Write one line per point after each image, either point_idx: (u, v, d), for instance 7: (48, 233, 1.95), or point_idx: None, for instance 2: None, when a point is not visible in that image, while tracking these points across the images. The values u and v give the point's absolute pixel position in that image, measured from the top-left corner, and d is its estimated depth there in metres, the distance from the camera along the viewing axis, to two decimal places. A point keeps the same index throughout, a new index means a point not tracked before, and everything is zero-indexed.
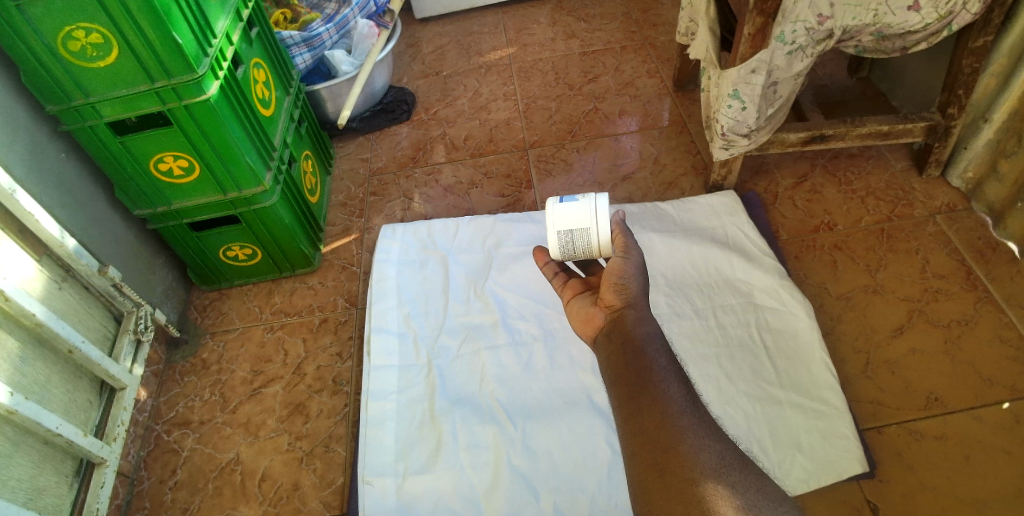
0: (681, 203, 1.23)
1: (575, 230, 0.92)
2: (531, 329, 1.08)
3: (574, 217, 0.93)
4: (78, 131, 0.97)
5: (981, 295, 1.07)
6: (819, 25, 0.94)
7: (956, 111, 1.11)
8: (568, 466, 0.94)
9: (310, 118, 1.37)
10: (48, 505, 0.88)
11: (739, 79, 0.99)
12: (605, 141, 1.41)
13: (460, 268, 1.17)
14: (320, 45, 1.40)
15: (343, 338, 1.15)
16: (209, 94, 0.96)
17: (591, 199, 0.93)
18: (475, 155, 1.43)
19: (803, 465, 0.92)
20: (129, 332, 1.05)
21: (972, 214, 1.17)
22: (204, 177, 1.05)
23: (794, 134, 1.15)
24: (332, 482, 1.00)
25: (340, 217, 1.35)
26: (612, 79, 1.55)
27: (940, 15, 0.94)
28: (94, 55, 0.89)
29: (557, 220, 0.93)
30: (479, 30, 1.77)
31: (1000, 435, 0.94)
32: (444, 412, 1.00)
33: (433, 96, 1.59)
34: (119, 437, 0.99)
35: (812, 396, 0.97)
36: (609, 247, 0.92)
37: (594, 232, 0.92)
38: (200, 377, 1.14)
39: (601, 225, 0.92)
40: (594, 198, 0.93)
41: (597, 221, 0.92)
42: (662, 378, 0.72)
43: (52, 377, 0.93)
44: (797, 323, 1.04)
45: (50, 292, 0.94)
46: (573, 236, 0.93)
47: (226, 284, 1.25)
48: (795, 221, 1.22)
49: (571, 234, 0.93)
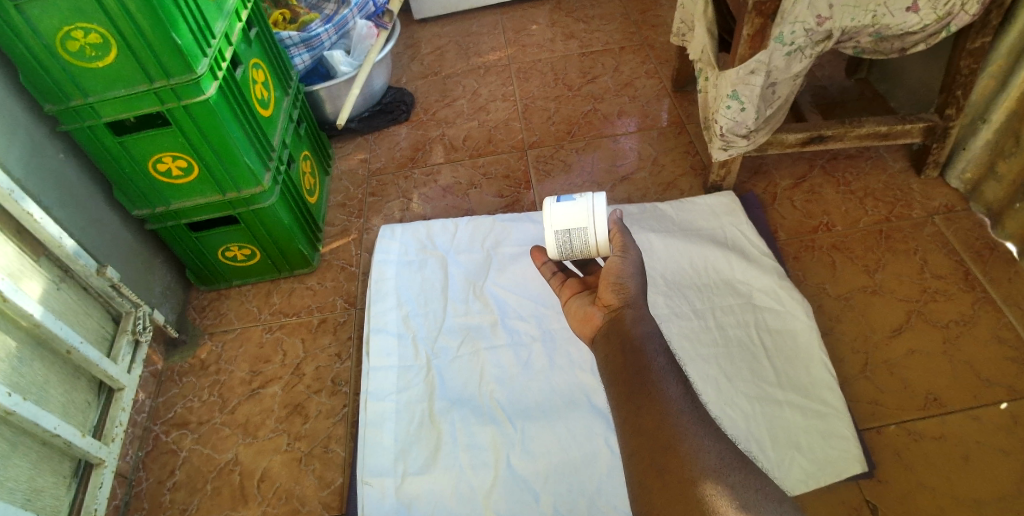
0: (681, 204, 1.23)
1: (573, 229, 0.92)
2: (530, 330, 1.08)
3: (571, 216, 0.92)
4: (77, 131, 0.97)
5: (979, 296, 1.07)
6: (818, 26, 0.94)
7: (955, 112, 1.12)
8: (568, 466, 0.94)
9: (309, 118, 1.37)
10: (46, 506, 0.88)
11: (738, 80, 1.00)
12: (605, 142, 1.41)
13: (460, 268, 1.17)
14: (319, 46, 1.40)
15: (342, 338, 1.15)
16: (208, 94, 0.96)
17: (587, 199, 0.93)
18: (475, 156, 1.43)
19: (802, 465, 0.92)
20: (127, 332, 1.05)
21: (970, 214, 1.17)
22: (203, 177, 1.05)
23: (793, 135, 1.15)
24: (331, 483, 1.00)
25: (339, 217, 1.35)
26: (611, 80, 1.55)
27: (938, 16, 0.94)
28: (93, 54, 0.89)
29: (555, 220, 0.93)
30: (478, 30, 1.77)
31: (999, 435, 0.94)
32: (443, 412, 1.00)
33: (433, 96, 1.59)
34: (117, 438, 0.99)
35: (811, 397, 0.97)
36: (607, 246, 0.92)
37: (592, 232, 0.91)
38: (199, 377, 1.13)
39: (599, 226, 0.92)
40: (592, 197, 0.93)
41: (594, 221, 0.92)
42: (661, 378, 0.72)
43: (50, 378, 0.92)
44: (796, 323, 1.04)
45: (48, 292, 0.94)
46: (571, 236, 0.92)
47: (225, 284, 1.25)
48: (794, 222, 1.22)
49: (569, 234, 0.92)
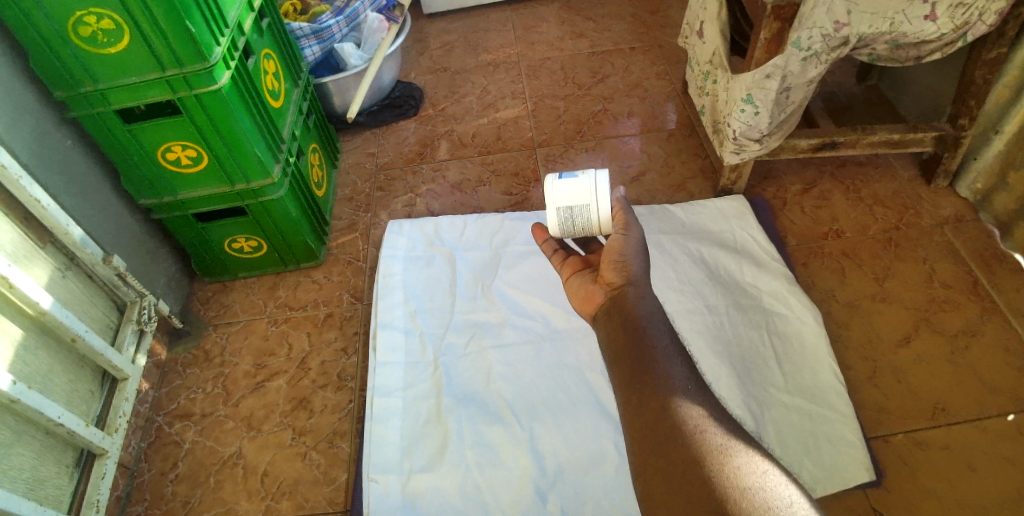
0: (690, 207, 1.23)
1: (574, 207, 0.90)
2: (538, 327, 1.08)
3: (573, 192, 0.90)
4: (86, 118, 0.96)
5: (987, 306, 1.08)
6: (836, 32, 0.93)
7: (967, 122, 1.12)
8: (575, 467, 0.94)
9: (317, 110, 1.36)
10: (48, 496, 0.87)
11: (754, 84, 1.00)
12: (613, 142, 1.41)
13: (467, 265, 1.17)
14: (329, 38, 1.39)
15: (348, 333, 1.14)
16: (221, 84, 0.95)
17: (591, 174, 0.91)
18: (483, 153, 1.42)
19: (809, 471, 0.92)
20: (132, 321, 1.03)
21: (979, 225, 1.18)
22: (212, 167, 1.04)
23: (805, 140, 1.15)
24: (335, 479, 0.99)
25: (346, 211, 1.34)
26: (620, 81, 1.55)
27: (956, 25, 0.93)
28: (105, 41, 0.88)
29: (556, 196, 0.91)
30: (487, 27, 1.76)
31: (1005, 445, 0.94)
32: (449, 410, 1.00)
33: (441, 92, 1.58)
34: (120, 428, 0.98)
35: (819, 403, 0.97)
36: (610, 223, 0.91)
37: (593, 209, 0.90)
38: (202, 369, 1.12)
39: (602, 202, 0.90)
40: (595, 174, 0.90)
41: (598, 197, 0.90)
42: (666, 360, 0.71)
43: (55, 367, 0.91)
44: (804, 329, 1.04)
45: (54, 280, 0.93)
46: (572, 213, 0.90)
47: (230, 276, 1.24)
48: (803, 227, 1.22)
49: (570, 211, 0.90)
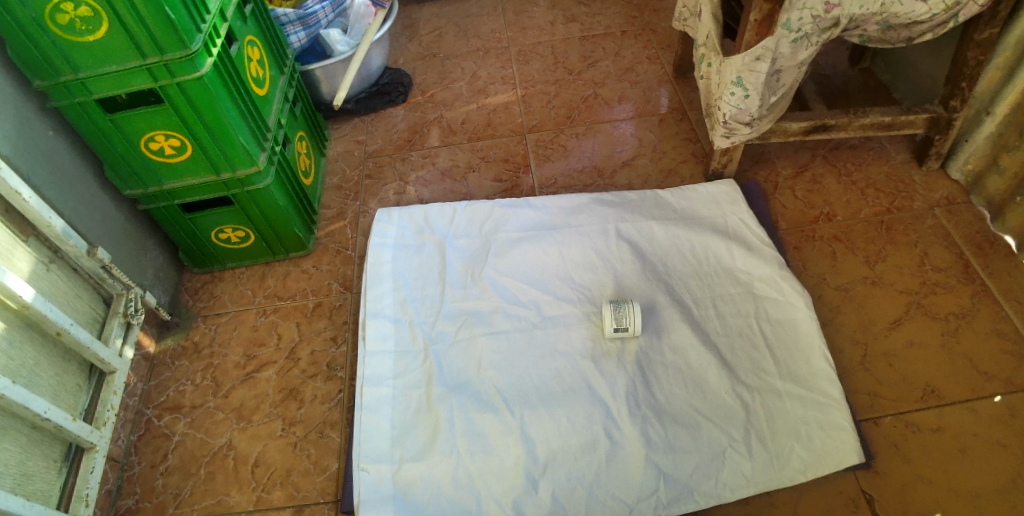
0: (681, 191, 1.21)
1: (620, 312, 1.02)
2: (530, 315, 1.07)
3: (622, 307, 1.02)
4: (67, 106, 0.94)
5: (979, 288, 1.07)
6: (826, 13, 0.92)
7: (959, 104, 1.11)
8: (568, 453, 0.93)
9: (304, 98, 1.34)
10: (37, 490, 0.87)
11: (744, 67, 0.98)
12: (604, 127, 1.40)
13: (459, 253, 1.16)
14: (315, 24, 1.37)
15: (338, 323, 1.14)
16: (203, 71, 0.93)
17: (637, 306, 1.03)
18: (473, 139, 1.41)
19: (800, 456, 0.92)
20: (118, 314, 1.03)
21: (971, 207, 1.17)
22: (197, 156, 1.03)
23: (797, 124, 1.14)
24: (326, 468, 0.99)
25: (335, 200, 1.33)
26: (612, 65, 1.53)
27: (947, 6, 0.92)
28: (84, 28, 0.86)
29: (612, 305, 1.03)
30: (478, 11, 1.74)
31: (996, 427, 0.94)
32: (441, 398, 0.99)
33: (431, 78, 1.56)
34: (109, 422, 0.98)
35: (810, 388, 0.97)
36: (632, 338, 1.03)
37: (632, 326, 1.01)
38: (192, 361, 1.12)
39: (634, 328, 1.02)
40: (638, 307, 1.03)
41: (636, 327, 1.02)
42: None
43: (40, 361, 0.91)
44: (796, 314, 1.04)
45: (38, 274, 0.92)
46: (618, 314, 1.02)
47: (218, 267, 1.23)
48: (795, 211, 1.21)
49: (616, 310, 1.02)
